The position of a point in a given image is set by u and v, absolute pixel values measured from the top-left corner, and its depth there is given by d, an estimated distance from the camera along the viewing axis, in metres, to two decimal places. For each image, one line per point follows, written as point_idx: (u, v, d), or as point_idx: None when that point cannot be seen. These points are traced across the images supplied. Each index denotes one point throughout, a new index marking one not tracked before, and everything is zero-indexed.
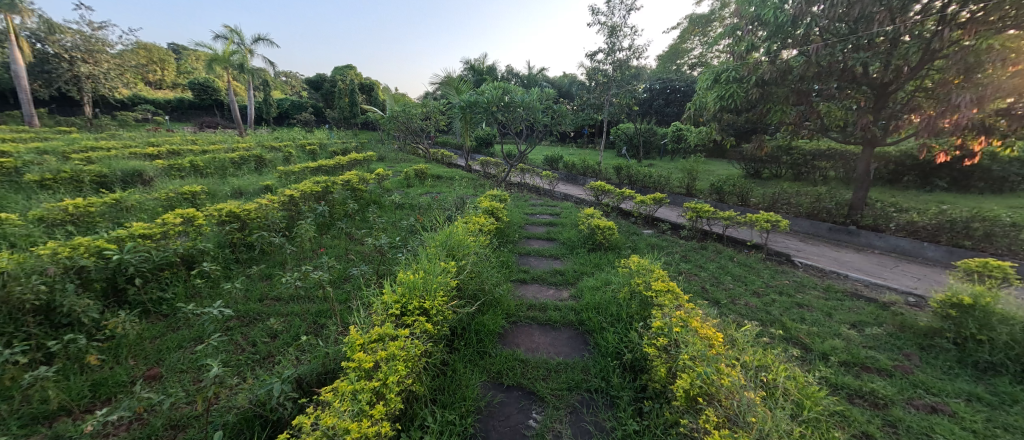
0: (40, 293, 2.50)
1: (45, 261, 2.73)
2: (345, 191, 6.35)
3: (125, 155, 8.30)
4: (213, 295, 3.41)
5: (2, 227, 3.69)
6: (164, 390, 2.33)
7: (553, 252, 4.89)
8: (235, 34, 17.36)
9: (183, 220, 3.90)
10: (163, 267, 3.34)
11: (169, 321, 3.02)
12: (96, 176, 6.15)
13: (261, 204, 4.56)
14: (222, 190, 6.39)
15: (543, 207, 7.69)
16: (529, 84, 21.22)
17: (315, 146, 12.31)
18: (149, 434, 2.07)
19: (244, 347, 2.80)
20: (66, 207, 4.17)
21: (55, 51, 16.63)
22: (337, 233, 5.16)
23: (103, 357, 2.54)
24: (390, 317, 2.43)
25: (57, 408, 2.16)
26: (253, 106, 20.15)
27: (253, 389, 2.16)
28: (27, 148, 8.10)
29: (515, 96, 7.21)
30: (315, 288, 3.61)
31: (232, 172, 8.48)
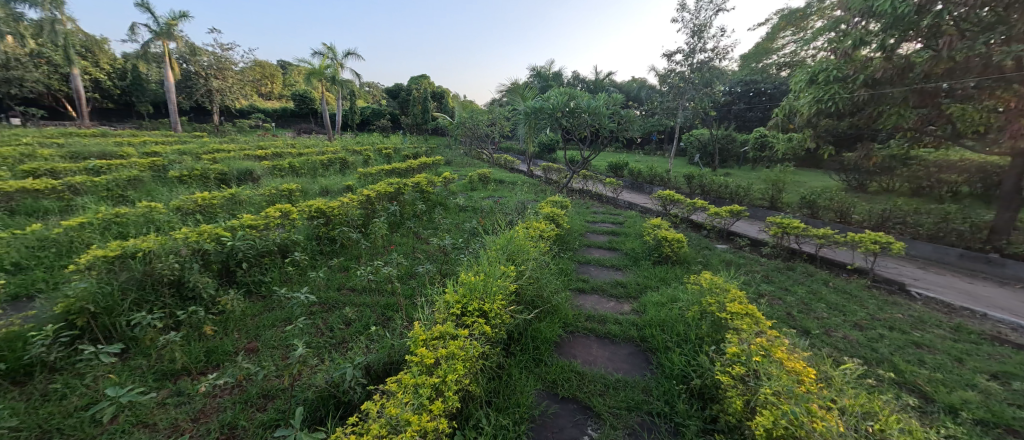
0: (175, 270, 3.01)
1: (180, 243, 3.29)
2: (415, 192, 6.77)
3: (240, 157, 9.73)
4: (301, 281, 3.81)
5: (151, 214, 4.53)
6: (259, 362, 2.65)
7: (615, 263, 4.70)
8: (330, 50, 19.48)
9: (279, 215, 4.42)
10: (264, 254, 3.83)
11: (266, 301, 3.44)
12: (218, 174, 7.29)
13: (343, 202, 5.01)
14: (313, 188, 7.17)
15: (605, 215, 7.47)
16: (596, 89, 20.84)
17: (390, 150, 13.32)
18: (246, 399, 2.36)
19: (324, 331, 3.09)
20: (196, 199, 5.00)
21: (196, 69, 20.10)
22: (406, 232, 5.49)
23: (215, 328, 2.97)
24: (451, 317, 2.52)
25: (180, 368, 2.56)
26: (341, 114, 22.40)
27: (329, 371, 2.37)
28: (172, 150, 9.91)
29: (581, 101, 7.12)
30: (384, 282, 3.87)
31: (321, 172, 9.53)
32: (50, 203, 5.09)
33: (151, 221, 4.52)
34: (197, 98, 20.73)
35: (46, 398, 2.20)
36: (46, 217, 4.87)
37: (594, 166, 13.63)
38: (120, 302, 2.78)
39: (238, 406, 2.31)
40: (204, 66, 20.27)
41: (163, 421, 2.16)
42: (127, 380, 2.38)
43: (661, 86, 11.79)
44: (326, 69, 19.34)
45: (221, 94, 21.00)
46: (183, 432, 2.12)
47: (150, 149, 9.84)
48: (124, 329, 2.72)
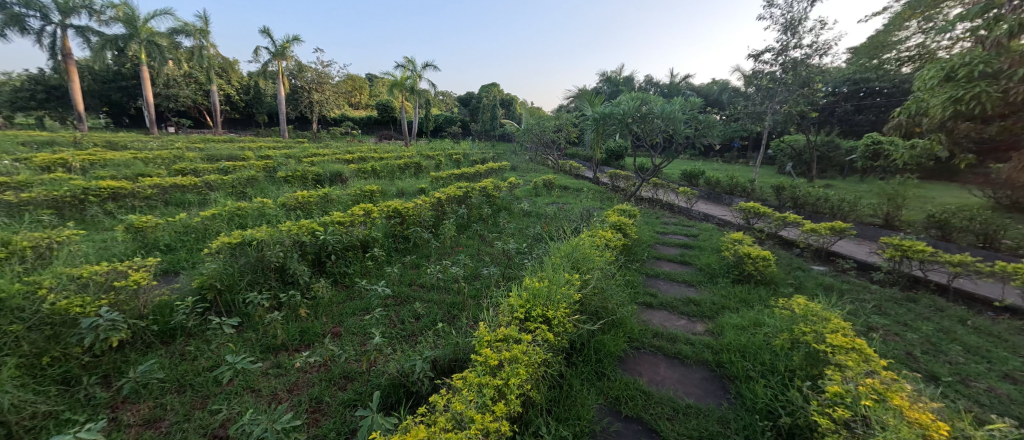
0: (280, 258, 3.47)
1: (285, 235, 3.79)
2: (482, 196, 7.01)
3: (333, 160, 10.94)
4: (378, 275, 4.15)
5: (264, 209, 5.30)
6: (342, 346, 2.93)
7: (688, 278, 4.37)
8: (410, 63, 21.05)
9: (363, 213, 4.87)
10: (349, 248, 4.24)
11: (349, 291, 3.80)
12: (314, 175, 8.27)
13: (417, 203, 5.36)
14: (391, 190, 7.79)
15: (677, 226, 7.01)
16: (672, 93, 19.72)
17: (460, 155, 13.95)
18: (330, 378, 2.63)
19: (396, 323, 3.32)
20: (297, 197, 5.75)
21: (301, 84, 23.09)
22: (473, 234, 5.70)
23: (308, 311, 3.36)
24: (515, 321, 2.55)
25: (281, 343, 2.93)
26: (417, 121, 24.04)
27: (400, 361, 2.54)
28: (280, 154, 11.48)
29: (654, 106, 6.79)
30: (452, 281, 4.06)
31: (399, 175, 10.32)
32: (192, 196, 6.21)
33: (263, 214, 5.28)
34: (301, 109, 23.77)
35: (183, 357, 2.66)
36: (189, 208, 5.96)
37: (666, 174, 12.86)
38: (239, 282, 3.28)
39: (324, 383, 2.57)
40: (308, 81, 23.19)
41: (267, 388, 2.49)
42: (241, 349, 2.80)
43: (747, 88, 10.80)
44: (406, 80, 20.95)
45: (320, 105, 23.84)
46: (280, 400, 2.42)
47: (263, 153, 11.52)
48: (240, 305, 3.20)
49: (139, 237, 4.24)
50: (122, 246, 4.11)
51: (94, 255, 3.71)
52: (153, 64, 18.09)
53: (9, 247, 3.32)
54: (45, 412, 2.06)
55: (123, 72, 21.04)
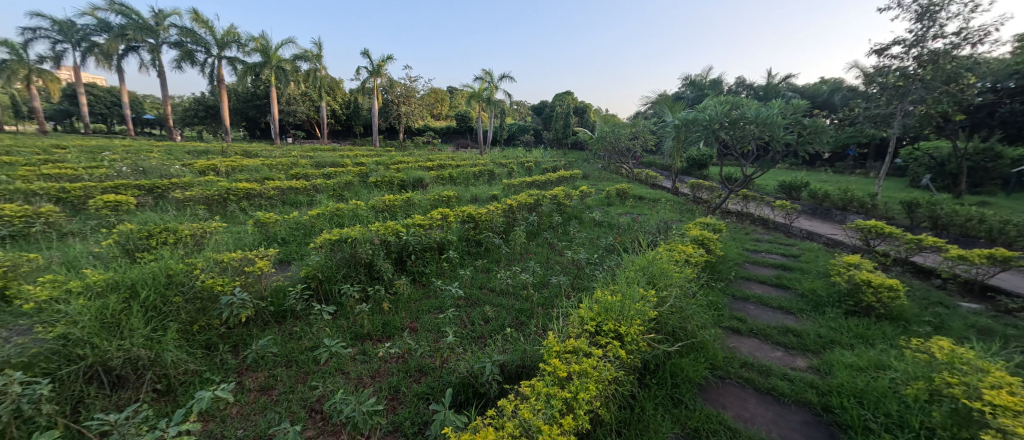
0: (369, 255, 3.84)
1: (374, 234, 4.18)
2: (553, 204, 7.00)
3: (415, 167, 11.82)
4: (452, 276, 4.36)
5: (357, 210, 5.94)
6: (418, 341, 3.12)
7: (785, 305, 3.84)
8: (488, 75, 21.94)
9: (441, 217, 5.17)
10: (427, 249, 4.53)
11: (426, 289, 4.06)
12: (399, 181, 9.02)
13: (490, 209, 5.54)
14: (465, 196, 8.15)
15: (772, 244, 6.24)
16: (769, 95, 17.71)
17: (531, 163, 14.12)
18: (407, 369, 2.81)
19: (467, 324, 3.45)
20: (385, 200, 6.33)
21: (392, 98, 25.44)
22: (542, 241, 5.70)
23: (390, 305, 3.65)
24: (585, 333, 2.49)
25: (367, 333, 3.23)
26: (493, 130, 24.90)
27: (470, 362, 2.63)
28: (371, 161, 12.74)
29: (746, 111, 6.16)
30: (521, 288, 4.09)
31: (473, 182, 10.78)
32: (302, 197, 7.19)
33: (356, 215, 5.91)
34: (391, 120, 26.16)
35: (291, 336, 3.08)
36: (299, 208, 6.91)
37: (759, 185, 11.55)
38: (336, 274, 3.69)
39: (402, 374, 2.76)
40: (398, 95, 25.47)
41: (354, 372, 2.75)
42: (335, 334, 3.14)
43: (867, 88, 9.27)
44: (484, 91, 21.87)
45: (407, 117, 26.00)
46: (365, 384, 2.66)
47: (358, 160, 12.90)
48: (336, 295, 3.60)
49: (263, 231, 5.04)
50: (250, 237, 4.91)
51: (231, 243, 4.50)
52: (279, 85, 21.44)
53: (176, 234, 4.18)
54: (193, 370, 2.53)
55: (257, 93, 25.28)
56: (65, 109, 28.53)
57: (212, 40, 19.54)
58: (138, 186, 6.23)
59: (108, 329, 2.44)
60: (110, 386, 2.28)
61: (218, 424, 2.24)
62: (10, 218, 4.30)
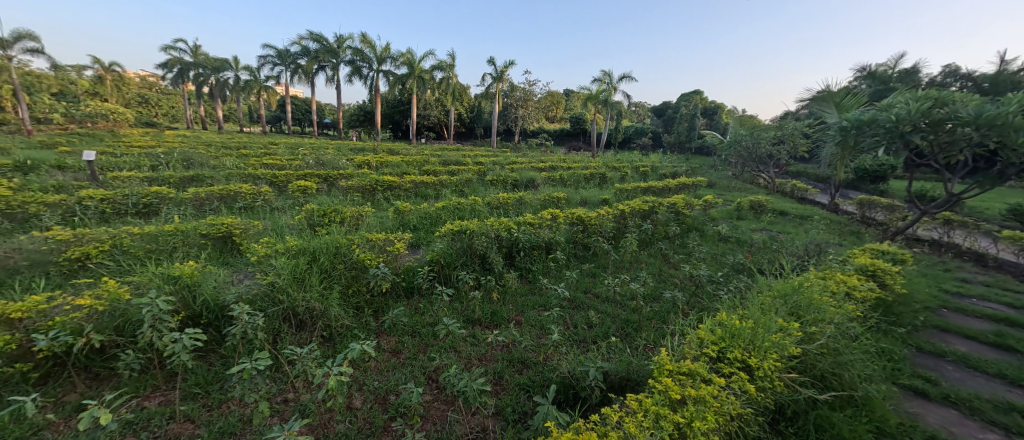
0: (483, 247, 4.15)
1: (490, 227, 4.49)
2: (670, 212, 6.46)
3: (528, 168, 12.27)
4: (558, 276, 4.39)
5: (475, 206, 6.44)
6: (523, 334, 3.23)
7: (1010, 373, 2.81)
8: (608, 76, 21.34)
9: (551, 217, 5.25)
10: (536, 247, 4.66)
11: (531, 285, 4.17)
12: (513, 180, 9.47)
13: (600, 214, 5.41)
14: (575, 198, 8.12)
15: (987, 287, 4.63)
16: (996, 88, 13.14)
17: (648, 168, 13.29)
18: (510, 359, 2.93)
19: (570, 326, 3.43)
20: (499, 198, 6.77)
21: (511, 102, 26.82)
22: (655, 252, 5.30)
23: (499, 296, 3.86)
24: (705, 357, 2.24)
25: (478, 319, 3.47)
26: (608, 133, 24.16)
27: (573, 363, 2.62)
28: (489, 161, 13.68)
29: (959, 108, 4.69)
30: (629, 299, 3.88)
31: (584, 184, 10.65)
32: (429, 191, 8.14)
33: (474, 209, 6.42)
34: (509, 123, 27.60)
35: (417, 311, 3.50)
36: (427, 200, 7.84)
37: (970, 208, 8.67)
38: (455, 261, 4.09)
39: (506, 362, 2.89)
40: (517, 99, 26.73)
41: (466, 352, 2.99)
42: (451, 315, 3.47)
43: None
44: (602, 93, 21.36)
45: (523, 119, 27.10)
46: (473, 365, 2.87)
47: (477, 160, 13.99)
48: (453, 280, 3.97)
49: (399, 217, 5.89)
50: (390, 222, 5.79)
51: (377, 225, 5.37)
52: (419, 92, 24.58)
53: (341, 215, 5.20)
54: (346, 325, 3.07)
55: (402, 100, 29.49)
56: (277, 115, 37.89)
57: (374, 56, 23.43)
58: (318, 175, 7.92)
59: (297, 283, 3.17)
60: (294, 327, 2.94)
61: (361, 373, 2.69)
62: (244, 195, 5.97)
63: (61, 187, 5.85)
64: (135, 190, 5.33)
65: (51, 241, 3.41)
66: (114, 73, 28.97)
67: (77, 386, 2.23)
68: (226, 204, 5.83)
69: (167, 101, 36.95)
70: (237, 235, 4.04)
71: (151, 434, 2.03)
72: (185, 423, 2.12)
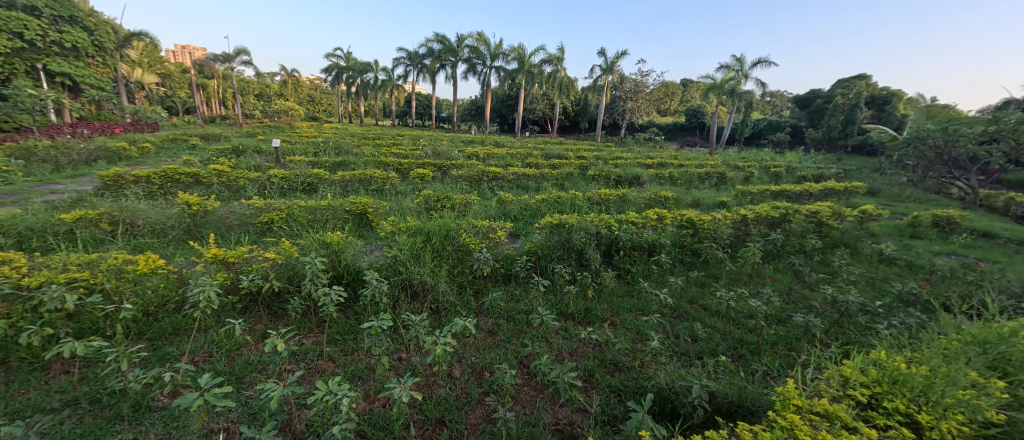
0: (581, 243, 4.11)
1: (589, 223, 4.41)
2: (809, 223, 5.44)
3: (633, 164, 11.63)
4: (660, 281, 4.09)
5: (575, 201, 6.39)
6: (618, 336, 3.11)
7: None
8: (738, 62, 18.79)
9: (655, 218, 4.92)
10: (637, 248, 4.41)
11: (630, 288, 3.97)
12: (616, 176, 9.10)
13: (716, 218, 4.86)
14: (686, 198, 7.43)
15: None
16: None
17: (782, 168, 11.37)
18: (602, 359, 2.86)
19: (671, 335, 3.19)
20: (600, 194, 6.61)
21: (620, 94, 25.60)
22: (784, 266, 4.53)
23: (594, 294, 3.77)
24: (848, 398, 1.85)
25: (571, 313, 3.45)
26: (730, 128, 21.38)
27: (673, 375, 2.43)
28: (592, 155, 13.34)
29: None
30: (746, 317, 3.42)
31: (698, 184, 9.64)
32: (531, 183, 8.32)
33: (574, 204, 6.38)
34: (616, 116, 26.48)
35: (513, 297, 3.64)
36: (528, 192, 8.03)
37: None
38: (552, 254, 4.14)
39: (598, 361, 2.83)
40: (627, 91, 25.35)
41: (557, 344, 3.01)
42: (545, 305, 3.52)
43: None
44: (728, 82, 18.90)
45: (632, 113, 25.67)
46: (565, 358, 2.88)
47: (580, 154, 13.79)
48: (549, 273, 4.02)
49: (502, 207, 6.16)
50: (493, 211, 6.10)
51: (482, 213, 5.72)
52: (527, 87, 25.20)
53: (452, 201, 5.68)
54: (451, 301, 3.36)
55: (511, 94, 30.61)
56: (404, 110, 42.94)
57: (488, 53, 24.73)
58: (434, 164, 8.75)
59: (414, 259, 3.60)
60: (409, 297, 3.33)
61: (461, 346, 2.93)
62: (377, 179, 6.94)
63: (257, 168, 7.63)
64: (303, 171, 6.66)
65: (251, 208, 4.50)
66: (292, 78, 36.30)
67: (263, 318, 2.92)
68: (363, 186, 6.88)
69: (326, 99, 44.81)
70: (371, 213, 4.76)
71: (306, 365, 2.54)
72: (328, 362, 2.60)
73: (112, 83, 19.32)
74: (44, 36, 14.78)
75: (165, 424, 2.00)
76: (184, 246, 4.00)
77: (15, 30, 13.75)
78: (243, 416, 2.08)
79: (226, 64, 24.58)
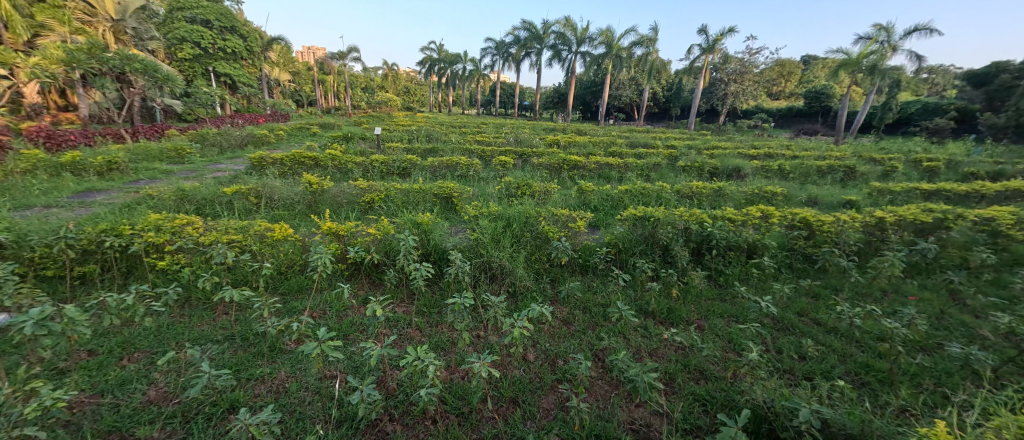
0: (668, 238, 3.83)
1: (678, 218, 4.07)
2: (978, 232, 4.30)
3: (734, 154, 10.39)
4: (761, 288, 3.63)
5: (663, 194, 5.98)
6: (706, 342, 2.86)
7: None
8: (883, 31, 15.43)
9: (758, 216, 4.36)
10: (733, 248, 3.96)
11: (722, 291, 3.61)
12: (712, 168, 8.25)
13: (840, 220, 4.12)
14: (799, 194, 6.42)
15: None
16: None
17: (938, 162, 9.15)
18: (686, 364, 2.66)
19: (771, 349, 2.82)
20: (692, 186, 6.06)
21: (722, 76, 22.93)
22: (934, 284, 3.67)
23: (680, 294, 3.50)
24: None
25: (652, 311, 3.26)
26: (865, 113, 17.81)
27: (772, 393, 2.16)
28: (683, 145, 12.28)
29: None
30: (876, 339, 2.86)
31: (816, 178, 8.27)
32: (614, 173, 7.97)
33: (661, 197, 5.97)
34: (715, 101, 23.89)
35: (590, 288, 3.56)
36: (611, 182, 7.71)
37: None
38: (634, 248, 3.95)
39: (681, 365, 2.64)
40: (730, 72, 22.59)
41: (634, 342, 2.88)
42: (624, 300, 3.38)
43: None
44: (867, 57, 15.64)
45: (735, 97, 22.88)
46: (644, 357, 2.75)
47: (670, 143, 12.78)
48: (630, 267, 3.84)
49: (582, 196, 6.02)
50: (573, 200, 6.01)
51: (562, 202, 5.67)
52: (615, 72, 24.01)
53: (531, 189, 5.73)
54: (528, 287, 3.41)
55: (596, 80, 29.51)
56: (489, 99, 44.26)
57: (574, 38, 24.08)
58: (516, 152, 8.89)
59: (494, 244, 3.74)
60: (489, 279, 3.47)
61: (537, 332, 2.96)
62: (462, 165, 7.30)
63: (362, 153, 8.58)
64: (399, 158, 7.31)
65: (357, 188, 5.10)
66: (392, 71, 39.76)
67: (364, 286, 3.31)
68: (450, 172, 7.30)
69: (420, 90, 48.28)
70: (456, 197, 5.04)
71: (398, 331, 2.82)
72: (415, 331, 2.85)
73: (257, 81, 23.30)
74: (214, 44, 18.34)
75: (291, 365, 2.40)
76: (306, 218, 4.72)
77: (194, 40, 17.57)
78: (347, 368, 2.40)
79: (340, 61, 27.88)
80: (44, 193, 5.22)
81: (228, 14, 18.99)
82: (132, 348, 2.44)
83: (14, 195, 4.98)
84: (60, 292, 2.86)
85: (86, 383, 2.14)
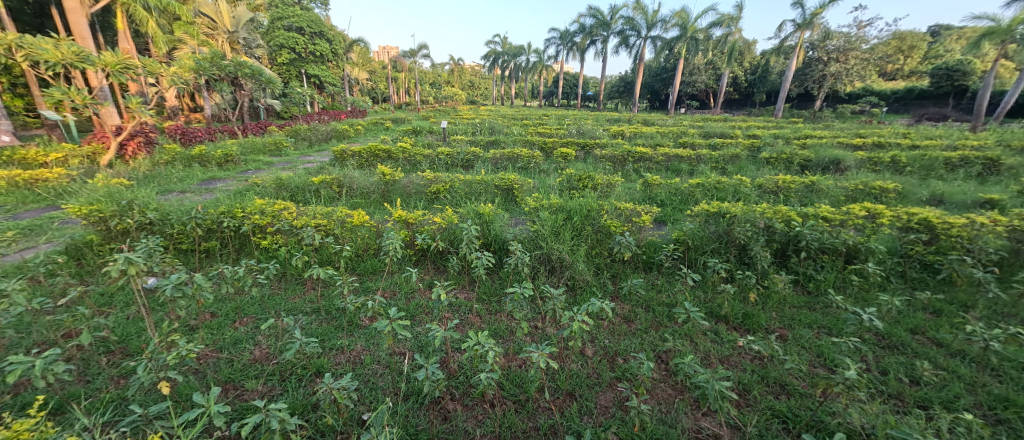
0: (746, 237, 3.48)
1: (759, 215, 3.69)
2: None
3: (831, 144, 9.11)
4: (861, 299, 3.16)
5: (742, 188, 5.45)
6: (789, 353, 2.58)
7: None
8: None
9: (861, 216, 3.79)
10: (826, 251, 3.49)
11: (811, 299, 3.20)
12: (803, 160, 7.32)
13: (975, 224, 3.40)
14: (918, 191, 5.44)
15: None
16: None
17: None
18: (764, 376, 2.42)
19: (872, 368, 2.46)
20: (777, 181, 5.44)
21: (819, 55, 20.14)
22: None
23: (759, 298, 3.17)
24: None
25: (725, 315, 3.00)
26: (1014, 93, 14.50)
27: (872, 417, 1.88)
28: (768, 134, 11.06)
29: None
30: (1020, 369, 2.35)
31: (942, 173, 6.93)
32: (685, 166, 7.43)
33: (739, 191, 5.46)
34: (809, 84, 21.10)
35: (655, 286, 3.38)
36: (680, 175, 7.21)
37: None
38: (704, 246, 3.67)
39: (758, 376, 2.41)
40: (829, 49, 19.73)
41: (703, 346, 2.69)
42: (692, 301, 3.15)
43: None
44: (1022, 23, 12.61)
45: (835, 78, 19.98)
46: (714, 363, 2.55)
47: (751, 132, 11.60)
48: (700, 266, 3.57)
49: (648, 190, 5.72)
50: (637, 194, 5.73)
51: (625, 195, 5.45)
52: (689, 56, 22.31)
53: (594, 182, 5.57)
54: (588, 282, 3.35)
55: (667, 67, 27.72)
56: (552, 90, 43.81)
57: (645, 22, 22.74)
58: (578, 144, 8.69)
59: (553, 237, 3.72)
60: (548, 271, 3.47)
61: (596, 327, 2.90)
62: (523, 158, 7.33)
63: (429, 145, 9.02)
64: (463, 151, 7.56)
65: (424, 179, 5.38)
66: (459, 66, 41.10)
67: (430, 271, 3.50)
68: (511, 164, 7.40)
69: (484, 83, 49.34)
70: (516, 189, 5.10)
71: (459, 316, 2.94)
72: (475, 317, 2.94)
73: (341, 81, 25.57)
74: (306, 49, 20.49)
75: (366, 339, 2.63)
76: (380, 207, 5.12)
77: (291, 46, 19.78)
78: (414, 346, 2.57)
79: (412, 58, 29.46)
80: (180, 181, 6.29)
81: (318, 21, 21.06)
82: (242, 313, 2.85)
83: (159, 182, 6.08)
84: (191, 263, 3.44)
85: (210, 340, 2.55)
